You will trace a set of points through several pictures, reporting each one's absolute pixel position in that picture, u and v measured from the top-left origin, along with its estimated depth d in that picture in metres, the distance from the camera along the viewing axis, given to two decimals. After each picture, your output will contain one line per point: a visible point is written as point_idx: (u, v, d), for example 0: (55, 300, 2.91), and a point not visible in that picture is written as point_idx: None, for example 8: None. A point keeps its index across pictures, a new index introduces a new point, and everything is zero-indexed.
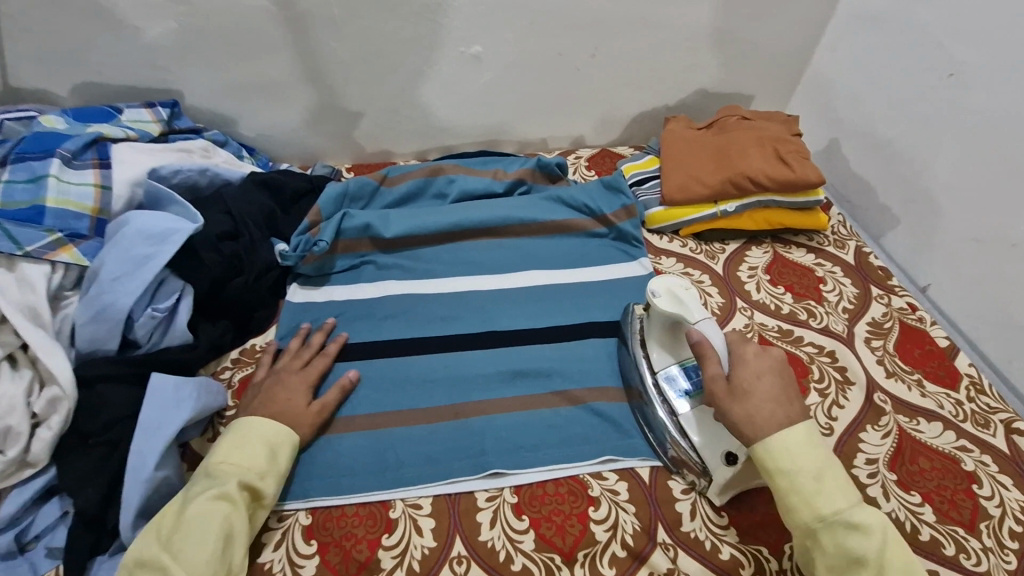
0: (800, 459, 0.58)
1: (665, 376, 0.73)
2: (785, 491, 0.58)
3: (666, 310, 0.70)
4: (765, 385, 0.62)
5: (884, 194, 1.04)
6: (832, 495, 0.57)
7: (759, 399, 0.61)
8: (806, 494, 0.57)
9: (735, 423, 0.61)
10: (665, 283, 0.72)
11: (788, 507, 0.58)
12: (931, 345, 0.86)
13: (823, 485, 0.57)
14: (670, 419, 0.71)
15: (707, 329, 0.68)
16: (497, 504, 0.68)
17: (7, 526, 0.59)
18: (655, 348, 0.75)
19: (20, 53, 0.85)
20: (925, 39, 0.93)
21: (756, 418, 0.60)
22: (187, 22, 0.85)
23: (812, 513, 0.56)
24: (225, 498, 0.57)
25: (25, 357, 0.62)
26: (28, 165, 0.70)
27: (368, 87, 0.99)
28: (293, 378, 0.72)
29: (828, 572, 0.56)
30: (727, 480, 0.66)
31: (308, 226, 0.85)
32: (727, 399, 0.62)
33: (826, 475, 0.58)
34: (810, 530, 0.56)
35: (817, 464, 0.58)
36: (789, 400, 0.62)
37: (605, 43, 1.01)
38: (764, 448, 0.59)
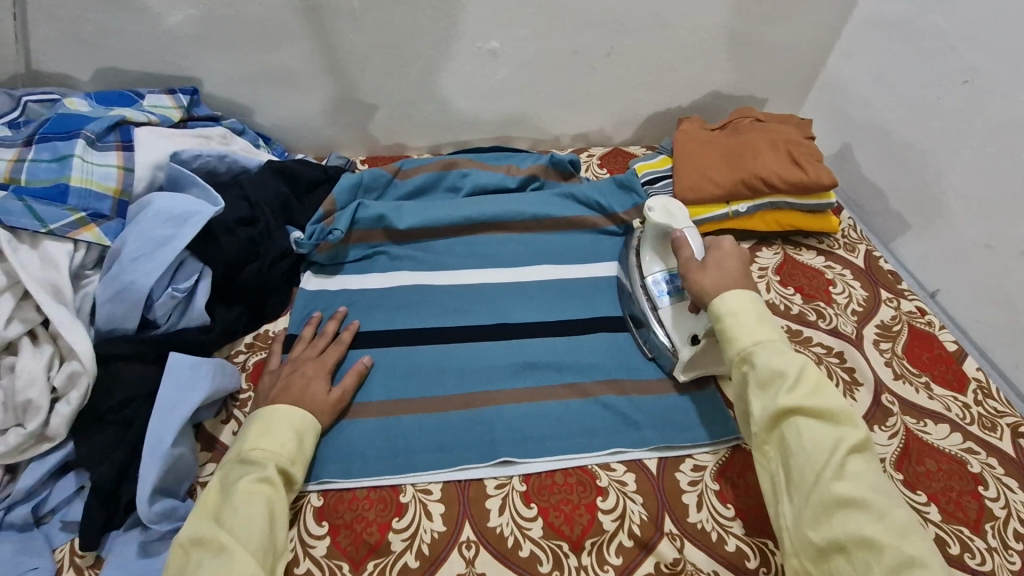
0: (746, 301, 0.66)
1: (652, 279, 0.82)
2: (730, 325, 0.65)
3: (659, 222, 0.79)
4: (732, 264, 0.71)
5: (895, 199, 1.04)
6: (767, 329, 0.65)
7: (723, 272, 0.70)
8: (744, 325, 0.65)
9: (700, 286, 0.70)
10: (661, 201, 0.80)
11: (728, 337, 0.65)
12: (939, 349, 0.86)
13: (760, 322, 0.65)
14: (652, 314, 0.80)
15: (692, 234, 0.77)
16: (506, 492, 0.68)
17: (24, 499, 0.60)
18: (648, 253, 0.83)
19: (44, 37, 0.86)
20: (940, 46, 0.93)
21: (719, 283, 0.69)
22: (209, 11, 0.86)
23: (748, 337, 0.64)
24: (266, 481, 0.59)
25: (45, 334, 0.63)
26: (51, 145, 0.71)
27: (384, 80, 1.00)
28: (309, 365, 0.73)
29: (757, 386, 0.62)
30: (691, 359, 0.76)
31: (323, 215, 0.86)
32: (696, 271, 0.72)
33: (765, 317, 0.66)
34: (745, 355, 0.64)
35: (757, 307, 0.66)
36: (750, 280, 0.70)
37: (620, 42, 1.01)
38: (720, 301, 0.67)
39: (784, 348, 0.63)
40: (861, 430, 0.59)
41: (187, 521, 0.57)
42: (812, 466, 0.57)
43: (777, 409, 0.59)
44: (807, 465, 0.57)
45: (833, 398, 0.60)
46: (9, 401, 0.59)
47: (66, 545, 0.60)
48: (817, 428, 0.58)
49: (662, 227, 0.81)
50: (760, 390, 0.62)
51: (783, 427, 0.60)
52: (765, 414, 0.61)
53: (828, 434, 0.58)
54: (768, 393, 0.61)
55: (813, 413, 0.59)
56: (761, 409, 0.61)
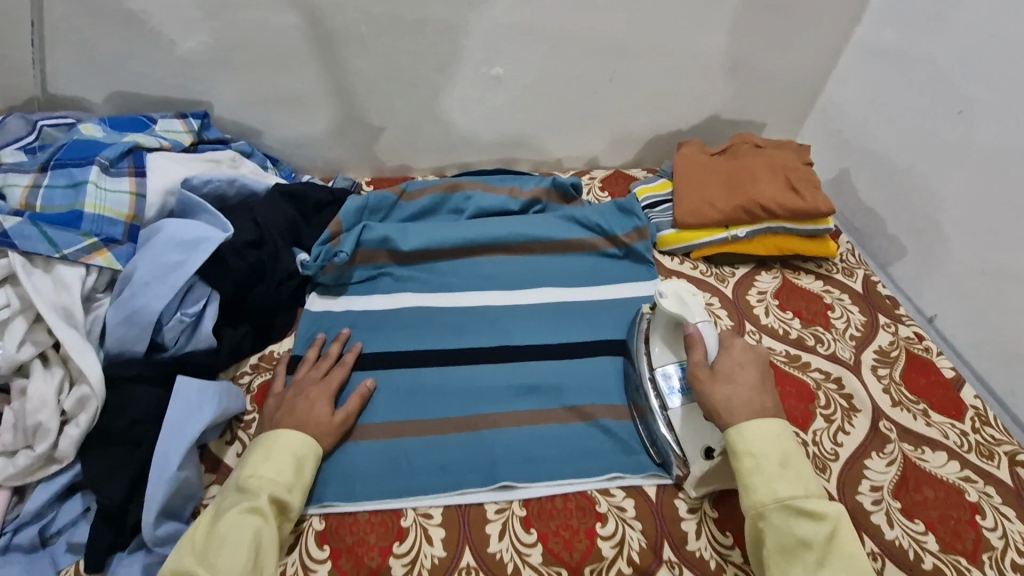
0: (764, 447, 0.63)
1: (662, 372, 0.75)
2: (748, 473, 0.62)
3: (671, 311, 0.74)
4: (746, 375, 0.68)
5: (892, 224, 1.06)
6: (790, 481, 0.61)
7: (737, 385, 0.67)
8: (765, 476, 0.62)
9: (713, 406, 0.66)
10: (673, 287, 0.75)
11: (747, 487, 0.62)
12: (937, 375, 0.87)
13: (783, 472, 0.62)
14: (660, 414, 0.73)
15: (706, 328, 0.72)
16: (506, 517, 0.69)
17: (31, 521, 0.61)
18: (658, 343, 0.77)
19: (61, 62, 0.88)
20: (935, 75, 0.95)
21: (734, 403, 0.66)
22: (220, 37, 0.88)
23: (768, 493, 0.61)
24: (256, 511, 0.59)
25: (56, 356, 0.65)
26: (67, 170, 0.73)
27: (390, 104, 1.02)
28: (313, 388, 0.74)
29: (777, 550, 0.60)
30: (704, 474, 0.69)
31: (329, 237, 0.88)
32: (708, 379, 0.68)
33: (788, 461, 0.63)
34: (763, 512, 0.61)
35: (780, 452, 0.63)
36: (766, 393, 0.67)
37: (622, 67, 1.04)
38: (737, 436, 0.64)
39: (810, 509, 0.60)
40: None
41: (178, 547, 0.58)
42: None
43: None
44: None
45: (864, 572, 0.58)
46: (21, 424, 0.61)
47: (71, 567, 0.60)
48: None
49: (673, 315, 0.75)
50: (782, 557, 0.59)
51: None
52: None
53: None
54: (791, 563, 0.59)
55: None
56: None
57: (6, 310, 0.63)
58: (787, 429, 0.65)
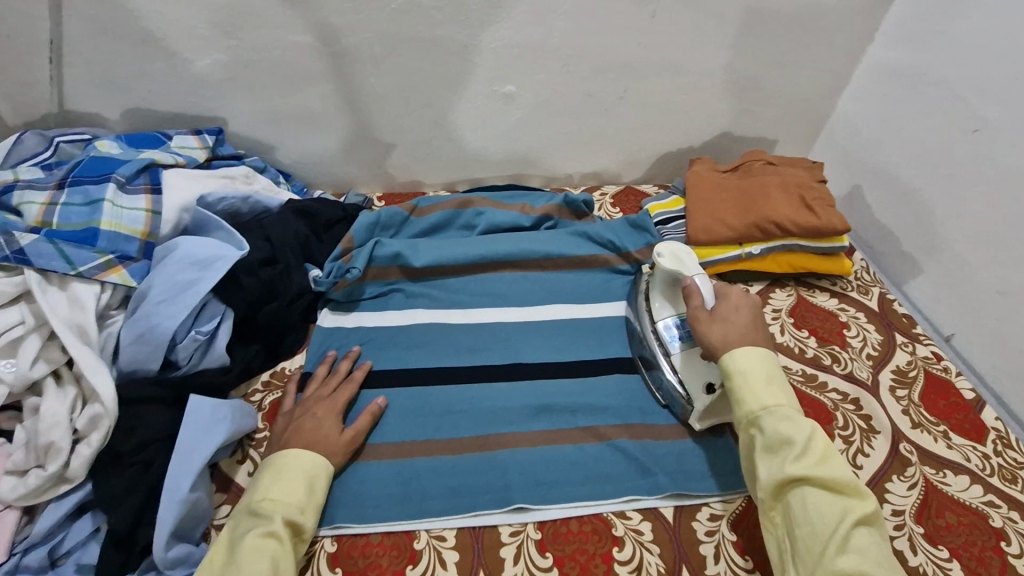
0: (754, 363, 0.67)
1: (663, 324, 0.82)
2: (738, 386, 0.66)
3: (669, 268, 0.79)
4: (740, 315, 0.72)
5: (907, 242, 1.05)
6: (777, 392, 0.65)
7: (732, 324, 0.71)
8: (753, 386, 0.65)
9: (710, 343, 0.70)
10: (669, 247, 0.80)
11: (738, 399, 0.66)
12: (956, 396, 0.86)
13: (770, 384, 0.65)
14: (664, 360, 0.79)
15: (702, 281, 0.77)
16: (521, 540, 0.68)
17: (40, 542, 0.60)
18: (658, 298, 0.83)
19: (78, 80, 0.89)
20: (950, 94, 0.94)
21: (728, 338, 0.69)
22: (236, 55, 0.89)
23: (755, 399, 0.65)
24: (273, 535, 0.58)
25: (69, 374, 0.64)
26: (84, 188, 0.73)
27: (402, 121, 1.02)
28: (322, 406, 0.73)
29: (764, 451, 0.63)
30: (706, 407, 0.75)
31: (341, 253, 0.87)
32: (706, 321, 0.72)
33: (775, 378, 0.66)
34: (752, 418, 0.64)
35: (768, 369, 0.66)
36: (759, 331, 0.71)
37: (634, 86, 1.04)
38: (730, 358, 0.67)
39: (794, 414, 0.63)
40: (869, 505, 0.59)
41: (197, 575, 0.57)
42: (818, 538, 0.57)
43: (783, 477, 0.59)
44: (812, 536, 0.57)
45: (841, 470, 0.60)
46: (32, 443, 0.60)
47: None
48: (823, 499, 0.58)
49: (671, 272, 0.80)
50: (767, 456, 0.62)
51: (789, 495, 0.60)
52: (770, 480, 0.61)
53: (833, 506, 0.58)
54: (775, 459, 0.61)
55: (819, 484, 0.59)
56: (767, 475, 0.61)
57: (20, 327, 0.63)
58: (776, 358, 0.69)
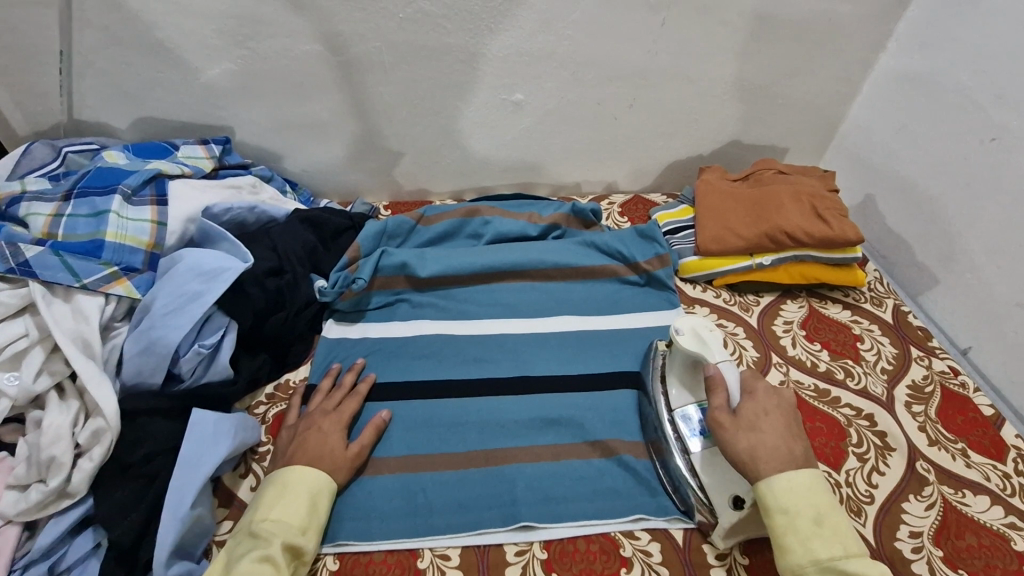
0: (799, 502, 0.60)
1: (682, 415, 0.73)
2: (782, 530, 0.59)
3: (689, 348, 0.74)
4: (771, 422, 0.65)
5: (922, 253, 1.03)
6: (828, 540, 0.58)
7: (763, 433, 0.64)
8: (801, 534, 0.59)
9: (739, 458, 0.63)
10: (689, 323, 0.76)
11: (782, 546, 0.59)
12: (975, 413, 0.84)
13: (819, 529, 0.58)
14: (682, 458, 0.70)
15: (727, 368, 0.71)
16: (527, 559, 0.67)
17: (41, 558, 0.60)
18: (674, 385, 0.76)
19: (88, 89, 0.89)
20: (966, 102, 0.92)
21: (759, 454, 0.63)
22: (244, 65, 0.89)
23: (804, 552, 0.58)
24: (268, 561, 0.57)
25: (73, 387, 0.64)
26: (90, 200, 0.73)
27: (410, 130, 1.02)
28: (326, 419, 0.72)
29: None
30: (732, 525, 0.66)
31: (347, 263, 0.87)
32: (729, 424, 0.65)
33: (824, 519, 0.59)
34: (801, 573, 0.58)
35: (816, 509, 0.59)
36: (794, 442, 0.64)
37: (644, 93, 1.03)
38: (769, 490, 0.60)
39: (852, 570, 0.56)
40: None
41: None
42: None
43: None
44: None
45: None
46: (34, 457, 0.60)
47: None
48: None
49: (693, 355, 0.74)
50: None
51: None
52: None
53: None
54: None
55: None
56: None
57: (24, 340, 0.63)
58: (822, 481, 0.62)
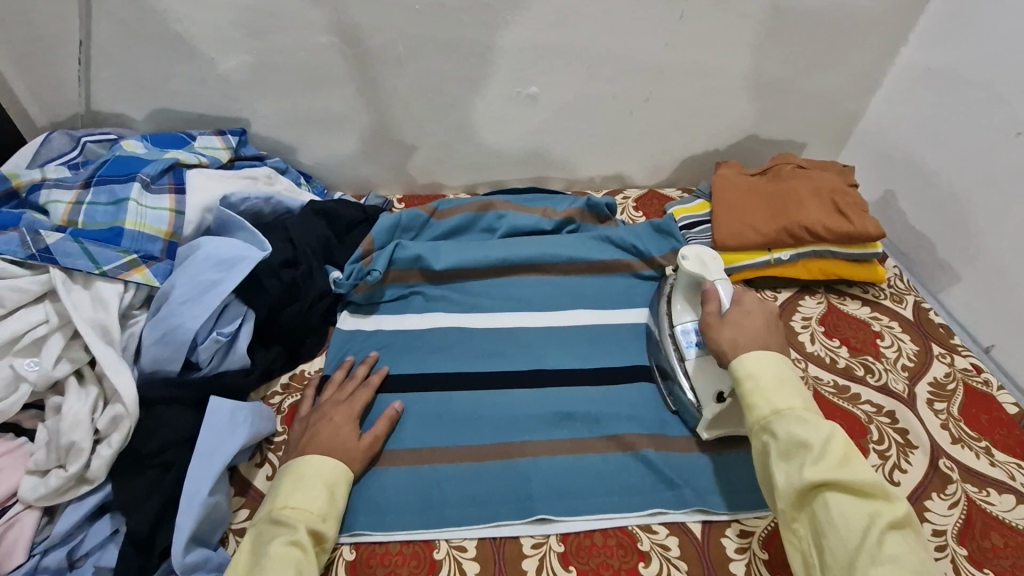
0: (763, 367, 0.65)
1: (681, 328, 0.79)
2: (749, 391, 0.64)
3: (692, 272, 0.77)
4: (751, 318, 0.71)
5: (943, 249, 1.01)
6: (789, 396, 0.63)
7: (743, 328, 0.70)
8: (763, 390, 0.63)
9: (718, 346, 0.70)
10: (695, 249, 0.79)
11: (749, 405, 0.64)
12: (999, 411, 0.82)
13: (781, 388, 0.63)
14: (678, 366, 0.77)
15: (724, 287, 0.76)
16: (543, 553, 0.66)
17: (59, 543, 0.60)
18: (678, 301, 0.81)
19: (105, 80, 0.90)
20: (991, 96, 0.91)
21: (739, 343, 0.68)
22: (260, 57, 0.89)
23: (766, 405, 0.63)
24: (297, 545, 0.57)
25: (92, 374, 0.64)
26: (110, 188, 0.74)
27: (424, 123, 1.01)
28: (339, 411, 0.72)
29: (779, 456, 0.60)
30: (715, 417, 0.72)
31: (362, 254, 0.87)
32: (716, 325, 0.71)
33: (786, 382, 0.64)
34: (765, 424, 0.62)
35: (779, 372, 0.65)
36: (771, 335, 0.70)
37: (660, 87, 1.02)
38: (739, 363, 0.66)
39: (808, 417, 0.60)
40: (899, 506, 0.56)
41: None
42: (845, 546, 0.54)
43: (804, 483, 0.57)
44: (839, 544, 0.54)
45: (864, 470, 0.57)
46: (54, 442, 0.60)
47: None
48: (847, 502, 0.55)
49: (693, 277, 0.79)
50: (783, 462, 0.60)
51: (812, 503, 0.57)
52: (790, 489, 0.58)
53: (860, 509, 0.55)
54: (792, 464, 0.59)
55: (842, 486, 0.56)
56: (785, 482, 0.59)
57: (44, 326, 0.63)
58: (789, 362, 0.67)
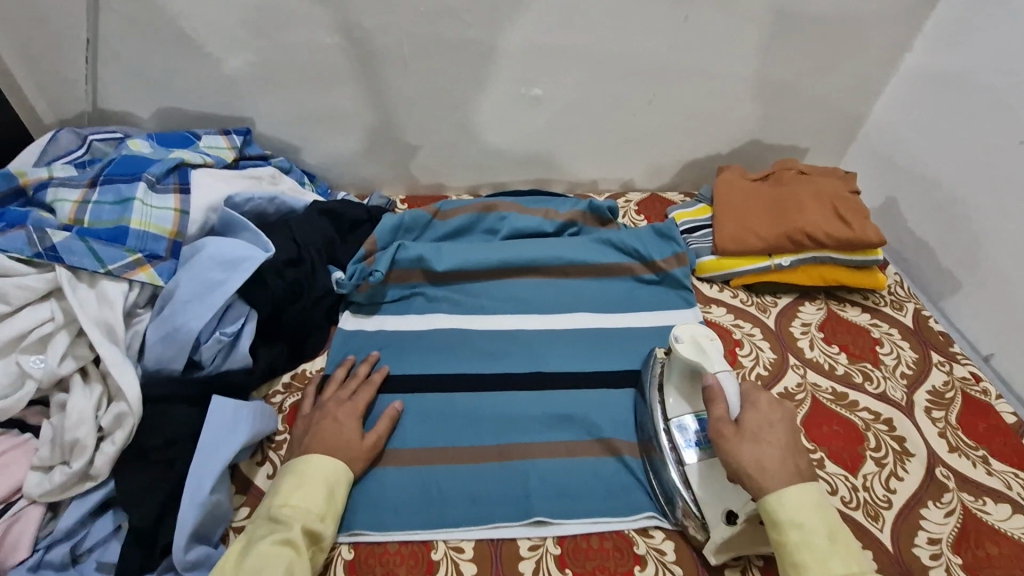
0: (807, 514, 0.58)
1: (678, 424, 0.72)
2: (796, 547, 0.57)
3: (687, 356, 0.72)
4: (774, 433, 0.63)
5: (944, 257, 1.02)
6: (839, 557, 0.57)
7: (767, 445, 0.62)
8: (814, 548, 0.57)
9: (743, 470, 0.61)
10: (689, 330, 0.74)
11: (794, 561, 0.57)
12: (997, 420, 0.82)
13: (833, 546, 0.57)
14: (676, 468, 0.69)
15: (727, 379, 0.69)
16: (540, 555, 0.67)
17: (62, 538, 0.61)
18: (673, 394, 0.74)
19: (112, 78, 0.90)
20: (995, 103, 0.91)
21: (765, 466, 0.60)
22: (265, 56, 0.89)
23: (820, 569, 0.56)
24: (290, 544, 0.58)
25: (96, 372, 0.65)
26: (115, 187, 0.75)
27: (428, 124, 1.02)
28: (341, 409, 0.72)
29: None
30: (726, 540, 0.64)
31: (364, 254, 0.87)
32: (733, 437, 0.63)
33: (836, 534, 0.58)
34: None
35: (827, 524, 0.58)
36: (796, 453, 0.63)
37: (663, 90, 1.02)
38: (780, 506, 0.58)
39: None
40: None
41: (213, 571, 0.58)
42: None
43: None
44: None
45: None
46: (59, 439, 0.61)
47: None
48: None
49: (691, 364, 0.73)
50: None
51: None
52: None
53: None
54: None
55: None
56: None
57: (50, 324, 0.64)
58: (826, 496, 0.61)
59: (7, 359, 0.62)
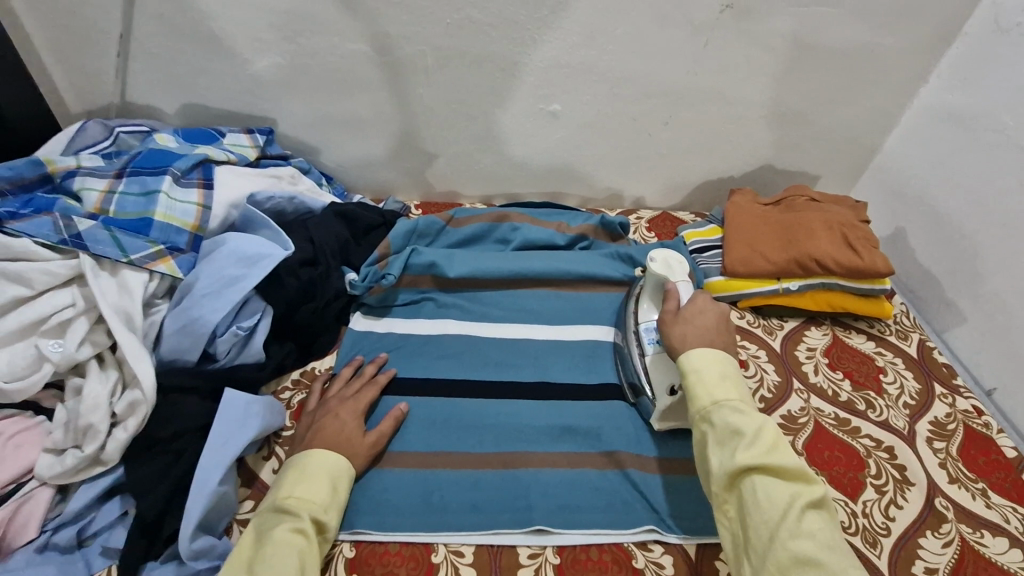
0: (707, 362, 0.65)
1: (645, 326, 0.81)
2: (692, 381, 0.64)
3: (659, 274, 0.79)
4: (705, 317, 0.71)
5: (950, 289, 1.03)
6: (727, 387, 0.63)
7: (694, 325, 0.70)
8: (706, 382, 0.64)
9: (670, 340, 0.70)
10: (663, 253, 0.80)
11: (690, 394, 0.64)
12: (997, 454, 0.83)
13: (722, 379, 0.64)
14: (637, 359, 0.80)
15: (686, 288, 0.77)
16: (539, 563, 0.67)
17: (70, 521, 0.62)
18: (646, 302, 0.83)
19: (142, 73, 0.92)
20: (1006, 142, 0.92)
21: (687, 338, 0.69)
22: (292, 59, 0.91)
23: (707, 394, 0.63)
24: (301, 532, 0.59)
25: (112, 359, 0.66)
26: (141, 178, 0.77)
27: (447, 133, 1.03)
28: (345, 408, 0.73)
29: (716, 444, 0.60)
30: (666, 408, 0.75)
31: (377, 258, 0.88)
32: (670, 320, 0.72)
33: (729, 376, 0.64)
34: (704, 413, 0.62)
35: (721, 365, 0.65)
36: (723, 335, 0.70)
37: (680, 112, 1.03)
38: (685, 357, 0.66)
39: (743, 407, 0.61)
40: (821, 489, 0.57)
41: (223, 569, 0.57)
42: (766, 524, 0.54)
43: (734, 468, 0.57)
44: (761, 522, 0.55)
45: (791, 457, 0.57)
46: (72, 423, 0.62)
47: (104, 572, 0.60)
48: (774, 487, 0.56)
49: (659, 279, 0.80)
50: (718, 448, 0.60)
51: (741, 485, 0.57)
52: (722, 472, 0.59)
53: (781, 489, 0.56)
54: (726, 451, 0.59)
55: (771, 472, 0.56)
56: (719, 467, 0.59)
57: (70, 309, 0.65)
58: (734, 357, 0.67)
59: (26, 342, 0.64)
